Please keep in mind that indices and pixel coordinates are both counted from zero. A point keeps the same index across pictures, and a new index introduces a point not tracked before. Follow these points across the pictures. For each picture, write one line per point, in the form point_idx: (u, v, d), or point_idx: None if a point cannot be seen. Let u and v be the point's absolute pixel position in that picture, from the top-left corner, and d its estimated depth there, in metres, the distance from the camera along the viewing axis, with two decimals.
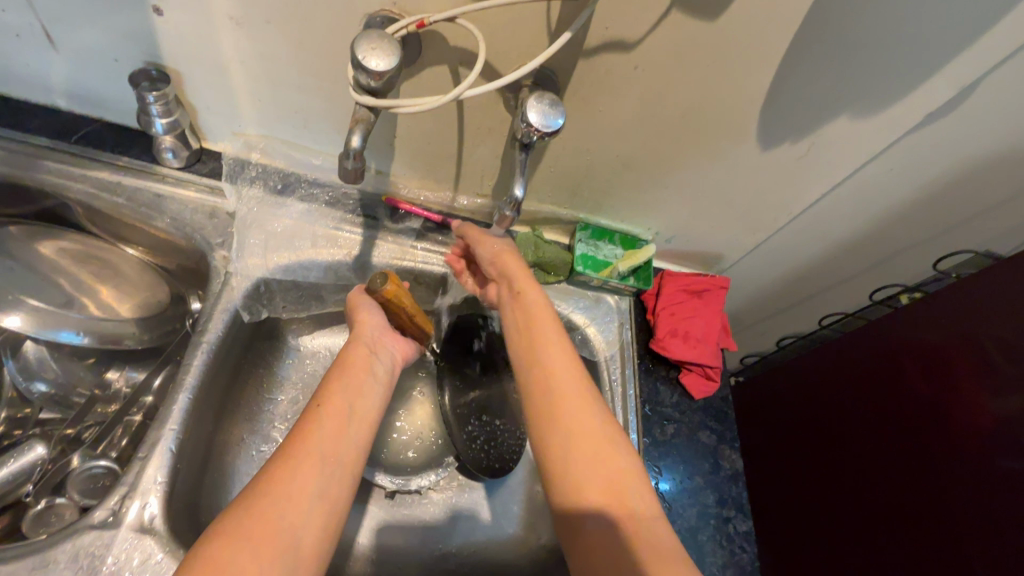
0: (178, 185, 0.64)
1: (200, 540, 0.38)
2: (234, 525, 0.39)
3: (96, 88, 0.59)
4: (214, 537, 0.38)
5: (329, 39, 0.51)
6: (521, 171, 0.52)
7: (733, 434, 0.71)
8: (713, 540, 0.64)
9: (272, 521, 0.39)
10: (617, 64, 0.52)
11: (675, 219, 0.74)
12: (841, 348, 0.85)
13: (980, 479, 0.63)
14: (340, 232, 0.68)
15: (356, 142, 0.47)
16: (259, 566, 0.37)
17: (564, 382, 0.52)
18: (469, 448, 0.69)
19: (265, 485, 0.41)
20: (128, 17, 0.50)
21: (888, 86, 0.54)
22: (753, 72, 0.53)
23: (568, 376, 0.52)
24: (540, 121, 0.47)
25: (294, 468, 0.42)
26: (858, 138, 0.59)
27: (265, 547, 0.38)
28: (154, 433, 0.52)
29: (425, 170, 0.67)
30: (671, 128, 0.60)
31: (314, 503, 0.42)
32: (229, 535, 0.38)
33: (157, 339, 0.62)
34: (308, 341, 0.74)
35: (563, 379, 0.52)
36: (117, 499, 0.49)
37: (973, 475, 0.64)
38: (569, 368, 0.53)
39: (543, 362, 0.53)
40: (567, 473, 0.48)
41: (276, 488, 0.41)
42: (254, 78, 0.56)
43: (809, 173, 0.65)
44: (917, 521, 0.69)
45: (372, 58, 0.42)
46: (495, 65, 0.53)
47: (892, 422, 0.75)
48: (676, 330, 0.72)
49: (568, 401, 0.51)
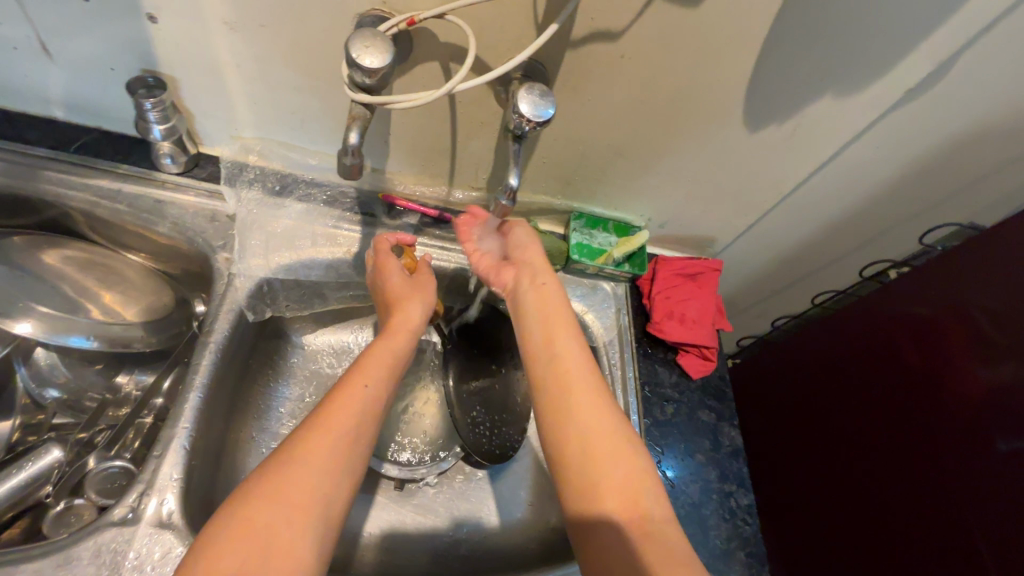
0: (178, 191, 0.65)
1: (230, 506, 0.39)
2: (269, 489, 0.40)
3: (93, 97, 0.60)
4: (249, 499, 0.39)
5: (323, 40, 0.52)
6: (514, 162, 0.53)
7: (732, 411, 0.73)
8: (717, 514, 0.66)
9: (309, 487, 0.41)
10: (605, 54, 0.54)
11: (667, 206, 0.76)
12: (833, 326, 0.87)
13: (972, 444, 0.65)
14: (338, 230, 0.69)
15: (354, 139, 0.48)
16: (292, 531, 0.39)
17: (573, 364, 0.53)
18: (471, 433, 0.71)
19: (297, 453, 0.42)
20: (124, 25, 0.51)
21: (867, 65, 0.56)
22: (736, 56, 0.54)
23: (577, 362, 0.53)
24: (532, 111, 0.48)
25: (327, 437, 0.43)
26: (840, 117, 0.61)
27: (299, 512, 0.39)
28: (168, 431, 0.54)
29: (420, 166, 0.68)
30: (659, 114, 0.61)
31: (344, 477, 0.43)
32: (266, 496, 0.39)
33: (164, 342, 0.63)
34: (312, 340, 0.76)
35: (571, 357, 0.53)
36: (135, 496, 0.50)
37: (966, 440, 0.66)
38: (580, 355, 0.53)
39: (557, 351, 0.54)
40: (578, 463, 0.48)
41: (306, 456, 0.42)
42: (249, 81, 0.57)
43: (795, 154, 0.66)
44: (916, 489, 0.71)
45: (367, 56, 0.43)
46: (485, 59, 0.54)
47: (886, 395, 0.77)
48: (672, 312, 0.74)
49: (583, 395, 0.51)
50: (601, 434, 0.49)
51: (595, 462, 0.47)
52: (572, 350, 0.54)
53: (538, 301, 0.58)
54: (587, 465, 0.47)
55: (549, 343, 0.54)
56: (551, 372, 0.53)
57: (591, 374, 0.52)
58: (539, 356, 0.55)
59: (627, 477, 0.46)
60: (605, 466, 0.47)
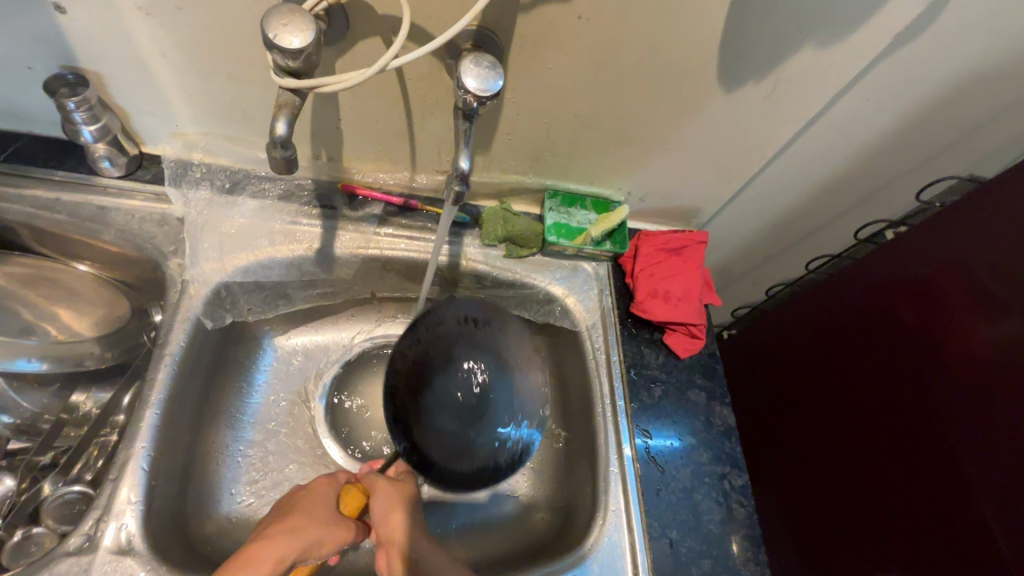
0: (121, 195, 0.61)
1: None
2: None
3: (16, 101, 0.56)
4: None
5: (249, 20, 0.48)
6: (465, 143, 0.48)
7: (723, 389, 0.70)
8: (710, 497, 0.63)
9: None
10: (560, 17, 0.49)
11: (646, 177, 0.71)
12: (829, 292, 0.84)
13: (972, 409, 0.62)
14: (298, 225, 0.65)
15: (282, 129, 0.43)
16: None
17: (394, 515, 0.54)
18: (475, 418, 0.46)
19: None
20: (30, 18, 0.47)
21: (850, 9, 0.51)
22: (704, 12, 0.49)
23: (389, 511, 0.54)
24: (479, 86, 0.44)
25: None
26: (824, 70, 0.56)
27: None
28: (124, 452, 0.51)
29: (379, 152, 0.64)
30: (627, 79, 0.56)
31: None
32: None
33: (120, 355, 0.60)
34: (284, 342, 0.72)
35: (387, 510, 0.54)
36: (92, 523, 0.48)
37: (966, 405, 0.63)
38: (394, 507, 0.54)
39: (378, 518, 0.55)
40: None
41: None
42: (179, 71, 0.53)
43: (778, 113, 0.62)
44: (914, 459, 0.68)
45: (286, 35, 0.39)
46: (430, 30, 0.50)
47: (884, 361, 0.74)
48: (656, 290, 0.70)
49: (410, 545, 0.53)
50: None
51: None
52: (387, 510, 0.54)
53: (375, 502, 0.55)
54: None
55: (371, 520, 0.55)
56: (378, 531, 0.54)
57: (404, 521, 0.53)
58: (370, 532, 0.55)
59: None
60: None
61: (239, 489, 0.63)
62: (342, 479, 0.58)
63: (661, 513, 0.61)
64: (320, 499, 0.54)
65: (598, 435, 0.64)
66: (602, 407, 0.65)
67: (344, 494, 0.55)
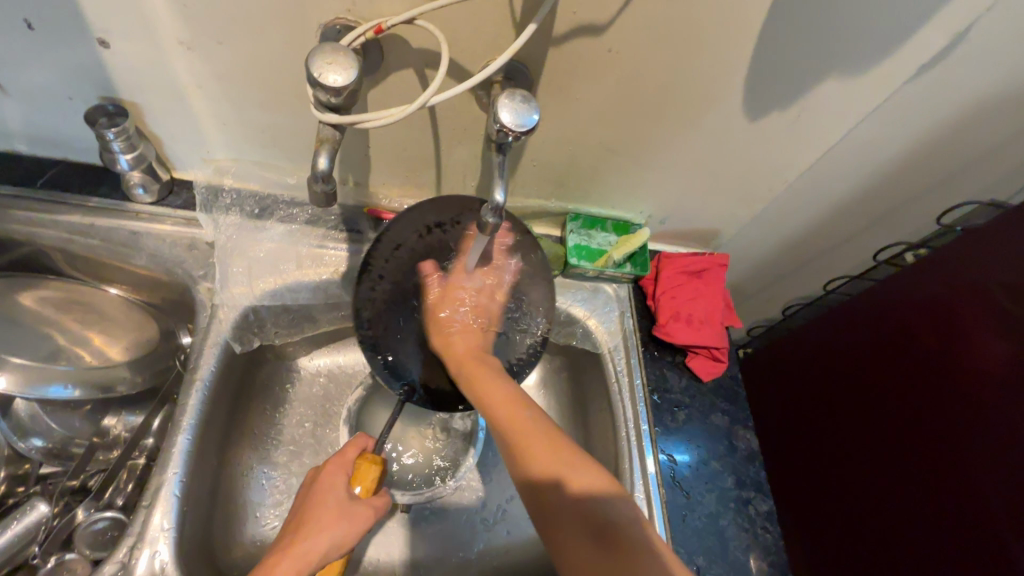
0: (153, 221, 0.62)
1: None
2: None
3: (55, 130, 0.57)
4: None
5: (287, 53, 0.49)
6: (499, 175, 0.48)
7: (746, 413, 0.70)
8: (735, 523, 0.63)
9: None
10: (590, 49, 0.50)
11: (667, 201, 0.72)
12: (845, 313, 0.83)
13: (988, 428, 0.62)
14: (325, 249, 0.66)
15: (323, 164, 0.45)
16: None
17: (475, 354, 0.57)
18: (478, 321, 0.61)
19: None
20: (75, 52, 0.48)
21: (877, 42, 0.51)
22: (732, 46, 0.50)
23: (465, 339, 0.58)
24: (514, 120, 0.44)
25: None
26: (848, 99, 0.57)
27: None
28: (156, 478, 0.52)
29: (406, 177, 0.65)
30: (653, 108, 0.57)
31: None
32: None
33: (151, 379, 0.61)
34: (307, 363, 0.73)
35: (472, 342, 0.58)
36: (126, 551, 0.48)
37: (981, 424, 0.63)
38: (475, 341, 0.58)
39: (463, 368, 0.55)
40: (539, 453, 0.48)
41: None
42: (215, 101, 0.54)
43: (801, 140, 0.62)
44: (927, 475, 0.68)
45: (329, 73, 0.40)
46: (463, 64, 0.51)
47: (897, 381, 0.73)
48: (678, 314, 0.71)
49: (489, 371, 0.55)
50: (519, 426, 0.50)
51: (541, 449, 0.48)
52: (448, 310, 0.59)
53: (452, 327, 0.58)
54: (544, 460, 0.48)
55: (479, 373, 0.54)
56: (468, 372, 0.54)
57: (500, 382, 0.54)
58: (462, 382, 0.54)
59: (560, 455, 0.48)
60: (555, 456, 0.48)
61: (265, 512, 0.63)
62: (351, 455, 0.53)
63: (687, 540, 0.61)
64: (342, 492, 0.50)
65: (623, 460, 0.64)
66: (625, 431, 0.65)
67: (357, 472, 0.52)
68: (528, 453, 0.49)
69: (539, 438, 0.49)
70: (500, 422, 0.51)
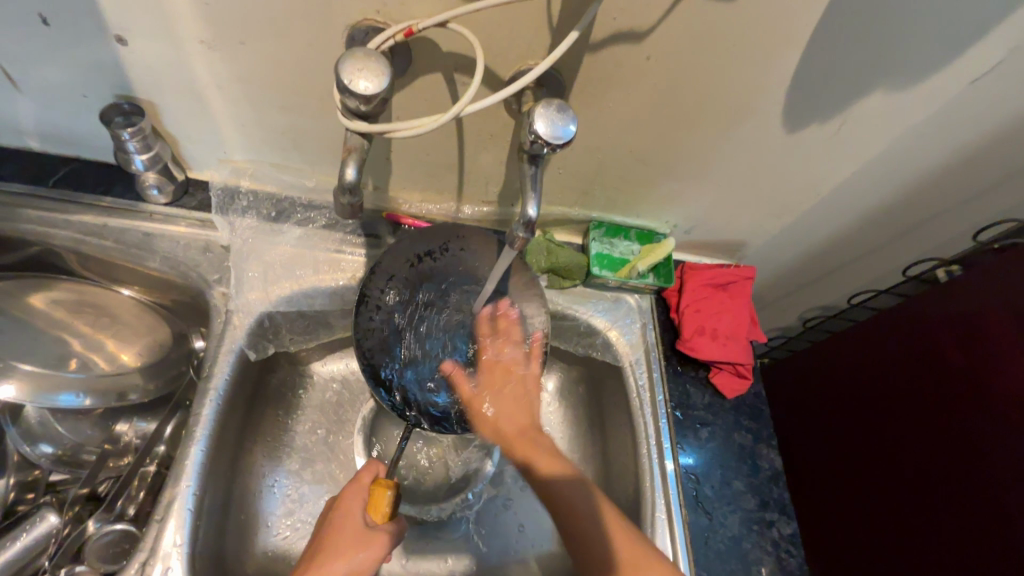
0: (168, 223, 0.60)
1: None
2: None
3: (69, 127, 0.55)
4: None
5: (311, 55, 0.47)
6: (532, 187, 0.47)
7: (770, 431, 0.68)
8: (758, 547, 0.62)
9: None
10: (628, 56, 0.48)
11: (694, 211, 0.70)
12: (868, 328, 0.81)
13: (1010, 451, 0.61)
14: (342, 255, 0.64)
15: (351, 175, 0.43)
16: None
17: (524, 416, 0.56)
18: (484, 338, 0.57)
19: None
20: (92, 49, 0.46)
21: (929, 56, 0.49)
22: (776, 56, 0.48)
23: (508, 415, 0.56)
24: (549, 132, 0.42)
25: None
26: (891, 113, 0.55)
27: None
28: (169, 491, 0.50)
29: (427, 182, 0.63)
30: (687, 117, 0.55)
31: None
32: None
33: (163, 387, 0.60)
34: (320, 368, 0.71)
35: (518, 415, 0.56)
36: (138, 566, 0.47)
37: (1002, 447, 0.61)
38: (526, 406, 0.57)
39: (521, 453, 0.54)
40: (586, 522, 0.50)
41: None
42: (235, 102, 0.52)
43: (839, 153, 0.60)
44: (946, 497, 0.66)
45: (360, 80, 0.38)
46: (494, 69, 0.48)
47: (919, 400, 0.71)
48: (703, 328, 0.69)
49: (536, 440, 0.55)
50: (565, 493, 0.52)
51: (573, 515, 0.51)
52: (496, 397, 0.56)
53: (505, 403, 0.56)
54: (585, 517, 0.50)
55: (532, 456, 0.54)
56: (519, 449, 0.54)
57: (552, 452, 0.54)
58: (516, 458, 0.55)
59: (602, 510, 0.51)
60: (589, 517, 0.50)
61: (276, 521, 0.62)
62: (367, 480, 0.53)
63: (710, 563, 0.60)
64: (358, 517, 0.50)
65: (643, 478, 0.63)
66: (647, 448, 0.64)
67: (371, 498, 0.51)
68: (572, 506, 0.51)
69: (573, 489, 0.52)
70: (552, 496, 0.52)
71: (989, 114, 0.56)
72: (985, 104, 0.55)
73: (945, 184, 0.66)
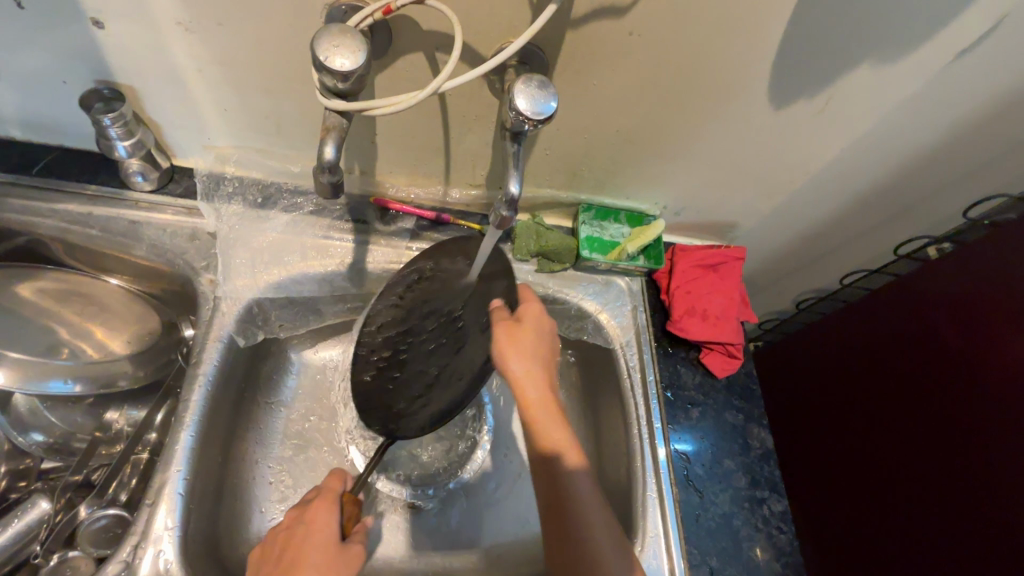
0: (153, 210, 0.60)
1: None
2: None
3: (49, 114, 0.55)
4: None
5: (290, 35, 0.46)
6: (515, 166, 0.47)
7: (761, 410, 0.68)
8: (749, 524, 0.62)
9: None
10: (611, 33, 0.47)
11: (684, 192, 0.70)
12: (859, 308, 0.81)
13: (998, 427, 0.61)
14: (330, 241, 0.64)
15: (329, 153, 0.43)
16: None
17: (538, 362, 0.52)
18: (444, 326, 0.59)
19: None
20: (68, 32, 0.45)
21: (913, 28, 0.49)
22: (759, 29, 0.48)
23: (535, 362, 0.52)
24: (530, 107, 0.42)
25: None
26: (878, 88, 0.55)
27: None
28: (160, 476, 0.51)
29: (414, 166, 0.63)
30: (674, 94, 0.54)
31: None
32: None
33: (153, 373, 0.61)
34: (311, 356, 0.71)
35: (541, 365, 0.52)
36: (129, 549, 0.48)
37: (991, 422, 0.62)
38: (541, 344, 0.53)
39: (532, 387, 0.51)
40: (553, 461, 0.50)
41: None
42: (217, 86, 0.52)
43: (826, 128, 0.59)
44: (934, 470, 0.67)
45: (336, 57, 0.38)
46: (476, 47, 0.48)
47: (911, 378, 0.71)
48: (693, 309, 0.69)
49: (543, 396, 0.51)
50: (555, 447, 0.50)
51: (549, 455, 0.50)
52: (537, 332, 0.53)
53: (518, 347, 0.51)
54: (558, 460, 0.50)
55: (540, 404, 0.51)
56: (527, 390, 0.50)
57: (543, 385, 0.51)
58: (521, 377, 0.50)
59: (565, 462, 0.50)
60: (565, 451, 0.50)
61: (270, 507, 0.63)
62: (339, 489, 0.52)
63: (700, 540, 0.60)
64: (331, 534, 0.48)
65: (634, 458, 0.63)
66: (638, 428, 0.64)
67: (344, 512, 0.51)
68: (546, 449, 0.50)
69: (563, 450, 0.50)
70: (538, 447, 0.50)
71: (978, 86, 0.56)
72: (974, 77, 0.55)
73: (934, 161, 0.66)
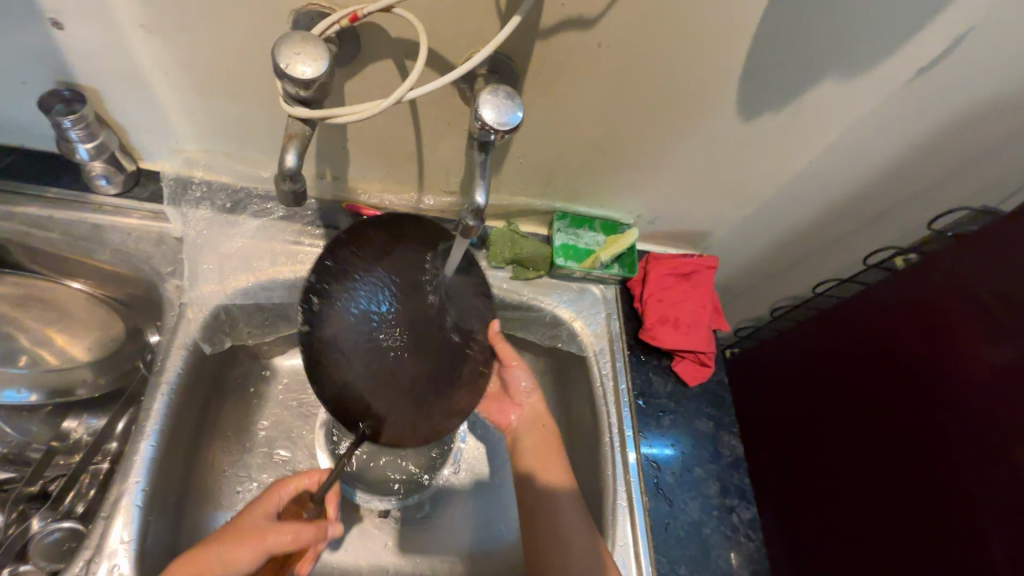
0: (118, 214, 0.58)
1: None
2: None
3: (8, 116, 0.53)
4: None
5: (256, 39, 0.46)
6: (481, 175, 0.47)
7: (732, 418, 0.69)
8: (718, 532, 0.62)
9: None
10: (580, 43, 0.47)
11: (657, 201, 0.70)
12: (827, 316, 0.82)
13: (964, 436, 0.62)
14: (300, 246, 0.63)
15: (291, 161, 0.43)
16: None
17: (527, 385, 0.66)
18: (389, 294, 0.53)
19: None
20: (25, 33, 0.44)
21: (875, 45, 0.50)
22: (725, 43, 0.48)
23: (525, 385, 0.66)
24: (496, 118, 0.42)
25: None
26: (843, 103, 0.56)
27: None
28: (118, 487, 0.50)
29: (387, 172, 0.62)
30: (644, 104, 0.55)
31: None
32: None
33: (114, 382, 0.60)
34: (282, 362, 0.70)
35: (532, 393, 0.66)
36: (83, 564, 0.47)
37: (956, 430, 0.62)
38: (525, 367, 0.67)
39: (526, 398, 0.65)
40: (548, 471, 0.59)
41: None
42: (182, 90, 0.51)
43: (794, 140, 0.60)
44: (901, 478, 0.68)
45: (297, 64, 0.37)
46: (445, 55, 0.48)
47: (880, 386, 0.72)
48: (665, 317, 0.69)
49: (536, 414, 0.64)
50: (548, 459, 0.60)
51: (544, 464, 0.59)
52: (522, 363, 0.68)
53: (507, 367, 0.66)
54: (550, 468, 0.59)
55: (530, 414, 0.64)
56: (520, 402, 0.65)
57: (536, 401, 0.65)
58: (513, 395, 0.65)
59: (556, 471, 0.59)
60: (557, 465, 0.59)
61: None
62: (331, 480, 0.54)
63: (670, 549, 0.60)
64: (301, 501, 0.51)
65: (605, 467, 0.63)
66: (609, 436, 0.64)
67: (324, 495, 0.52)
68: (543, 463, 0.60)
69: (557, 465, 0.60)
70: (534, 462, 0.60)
71: (939, 102, 0.57)
72: (934, 93, 0.56)
73: (900, 173, 0.67)
